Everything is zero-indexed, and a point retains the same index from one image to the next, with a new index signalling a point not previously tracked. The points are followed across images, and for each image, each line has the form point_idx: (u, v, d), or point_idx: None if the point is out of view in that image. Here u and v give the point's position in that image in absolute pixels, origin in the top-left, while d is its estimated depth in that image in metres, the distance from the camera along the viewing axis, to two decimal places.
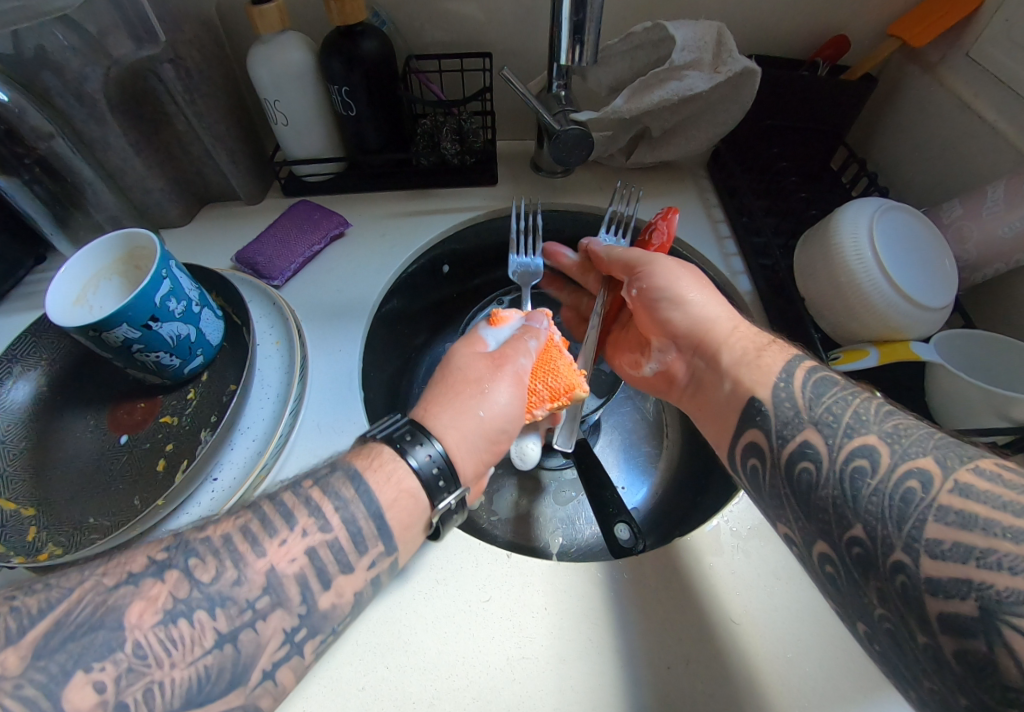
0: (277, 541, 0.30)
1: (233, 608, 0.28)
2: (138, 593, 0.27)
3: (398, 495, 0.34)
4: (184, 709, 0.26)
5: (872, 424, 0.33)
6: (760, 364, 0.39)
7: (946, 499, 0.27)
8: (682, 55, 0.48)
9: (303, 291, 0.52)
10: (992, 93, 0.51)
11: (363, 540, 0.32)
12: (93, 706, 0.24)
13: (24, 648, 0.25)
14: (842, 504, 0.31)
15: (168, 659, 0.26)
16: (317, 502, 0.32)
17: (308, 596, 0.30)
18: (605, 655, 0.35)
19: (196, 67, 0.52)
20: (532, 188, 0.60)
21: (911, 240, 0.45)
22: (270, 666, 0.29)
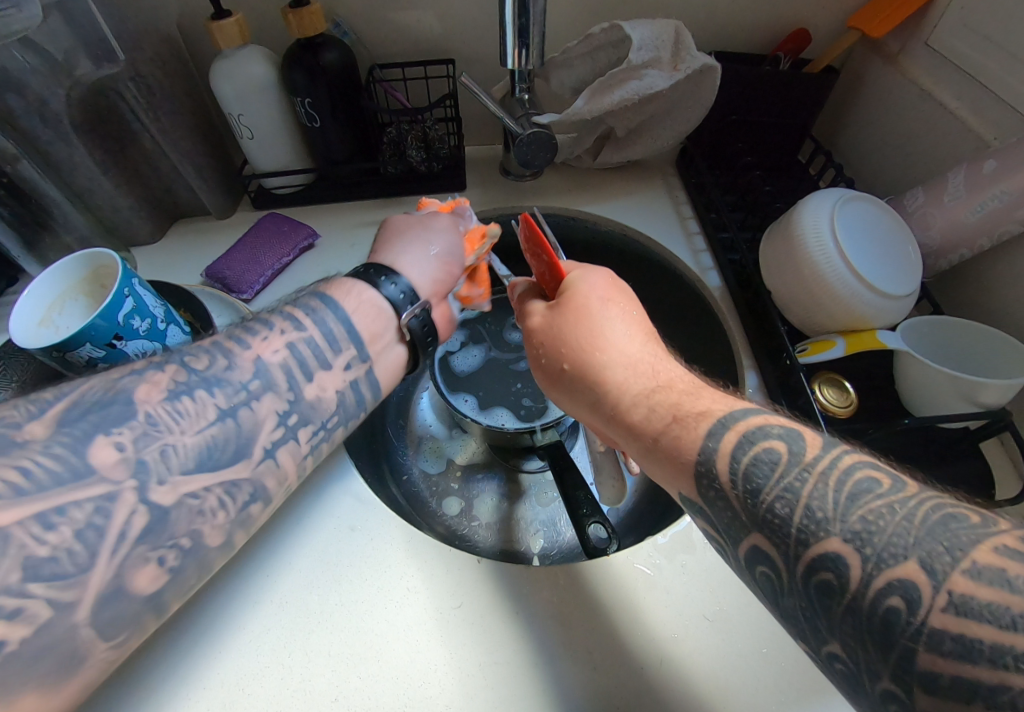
0: (259, 338, 0.33)
1: (230, 388, 0.30)
2: (140, 377, 0.28)
3: (362, 307, 0.37)
4: (199, 472, 0.28)
5: (832, 520, 0.22)
6: (668, 455, 0.30)
7: (937, 620, 0.19)
8: (639, 55, 0.48)
9: (274, 304, 0.52)
10: (952, 80, 0.51)
11: (336, 340, 0.35)
12: (117, 463, 0.25)
13: (49, 420, 0.25)
14: (813, 616, 0.23)
15: (178, 426, 0.28)
16: (290, 312, 0.35)
17: (295, 383, 0.33)
18: (579, 657, 0.35)
19: (159, 84, 0.52)
20: (501, 192, 0.60)
21: (874, 229, 0.45)
22: (269, 445, 0.31)
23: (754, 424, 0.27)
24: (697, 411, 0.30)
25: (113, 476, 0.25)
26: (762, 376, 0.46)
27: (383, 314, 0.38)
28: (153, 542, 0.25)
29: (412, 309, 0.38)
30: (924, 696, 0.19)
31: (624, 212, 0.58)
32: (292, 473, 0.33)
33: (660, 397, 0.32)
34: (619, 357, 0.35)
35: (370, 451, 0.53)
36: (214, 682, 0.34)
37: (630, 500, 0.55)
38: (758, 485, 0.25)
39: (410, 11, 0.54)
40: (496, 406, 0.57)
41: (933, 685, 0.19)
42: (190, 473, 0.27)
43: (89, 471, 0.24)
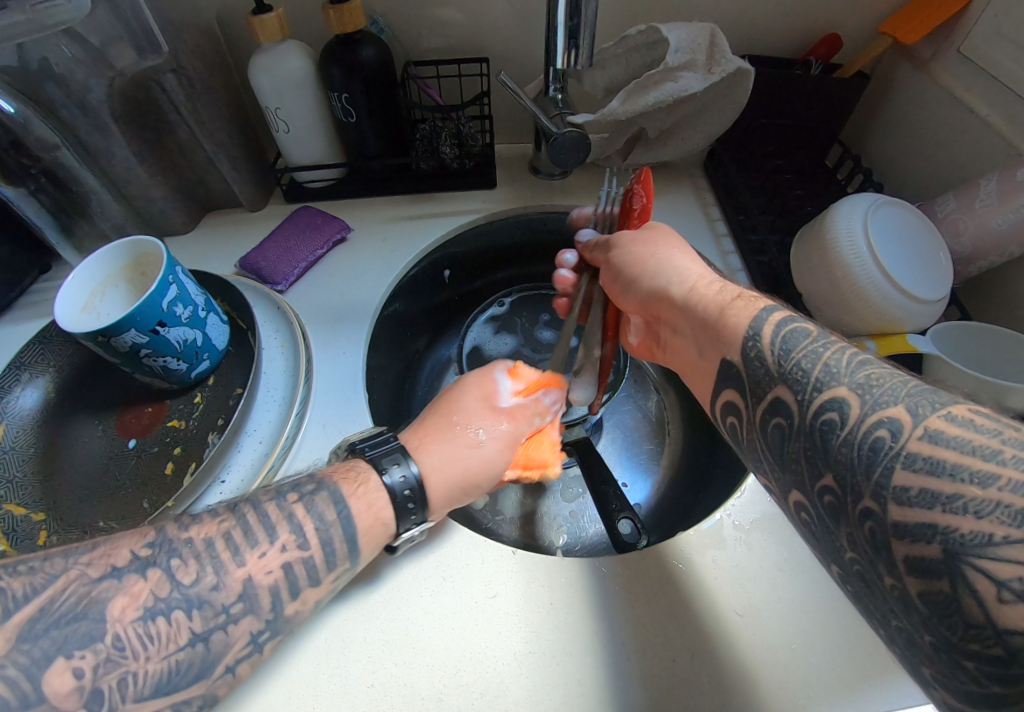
0: (257, 551, 0.30)
1: (209, 611, 0.28)
2: (120, 587, 0.27)
3: (369, 507, 0.34)
4: (154, 698, 0.26)
5: (843, 375, 0.29)
6: (725, 326, 0.36)
7: (913, 447, 0.25)
8: (676, 57, 0.49)
9: (307, 295, 0.53)
10: (984, 87, 0.52)
11: (335, 557, 0.32)
12: (71, 693, 0.24)
13: (9, 629, 0.25)
14: (814, 455, 0.28)
15: (144, 653, 0.26)
16: (293, 513, 0.32)
17: (278, 605, 0.30)
18: (610, 648, 0.36)
19: (198, 76, 0.53)
20: (530, 190, 0.61)
21: (906, 234, 0.46)
22: (233, 662, 0.29)
23: (786, 311, 0.35)
24: (751, 296, 0.38)
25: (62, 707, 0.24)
26: None
27: (386, 526, 0.34)
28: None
29: (410, 531, 0.36)
30: (895, 508, 0.24)
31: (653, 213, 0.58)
32: None
33: (720, 289, 0.40)
34: (686, 262, 0.43)
35: None
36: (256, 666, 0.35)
37: (653, 497, 0.56)
38: (790, 340, 0.32)
39: (447, 9, 0.54)
40: None
41: (904, 499, 0.24)
42: (146, 699, 0.26)
43: (38, 701, 0.24)
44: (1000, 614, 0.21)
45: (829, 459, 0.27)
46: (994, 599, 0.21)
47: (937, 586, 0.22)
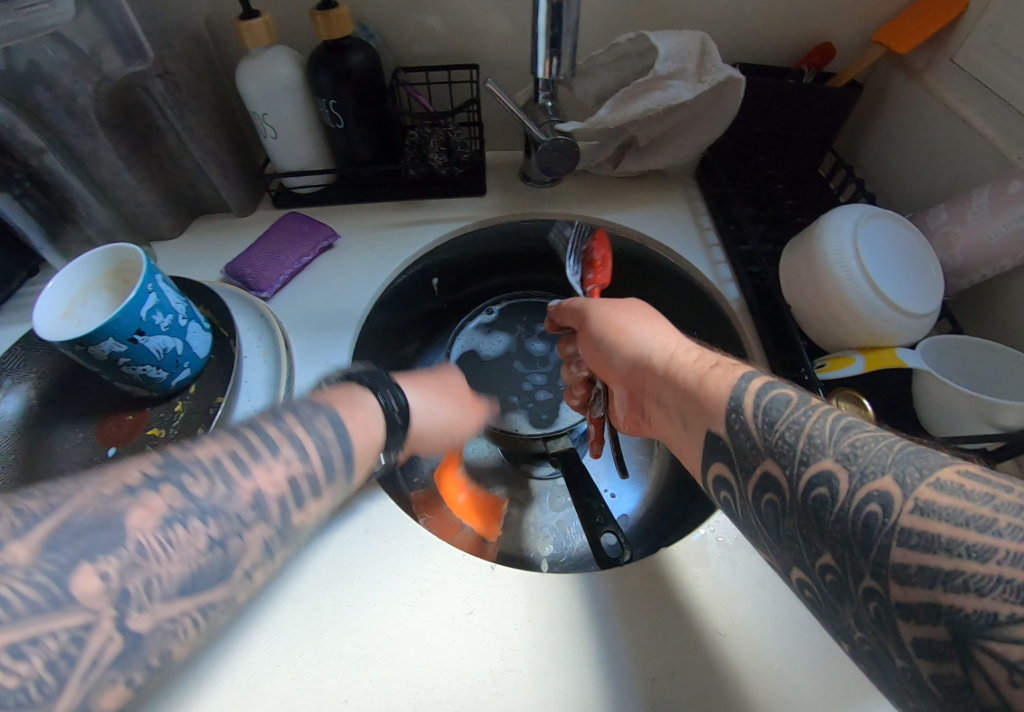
0: (264, 465, 0.29)
1: (227, 519, 0.27)
2: (135, 502, 0.24)
3: (361, 428, 0.35)
4: (181, 598, 0.25)
5: (828, 445, 0.27)
6: (706, 395, 0.34)
7: (907, 522, 0.22)
8: (666, 65, 0.48)
9: (293, 303, 0.52)
10: (978, 98, 0.51)
11: (336, 468, 0.33)
12: (100, 594, 0.22)
13: (32, 541, 0.21)
14: (809, 530, 0.26)
15: (166, 556, 0.24)
16: (290, 424, 0.32)
17: (289, 514, 0.30)
18: (590, 666, 0.36)
19: (184, 80, 0.52)
20: (520, 197, 0.61)
21: (897, 248, 0.45)
22: (251, 570, 0.28)
23: (766, 374, 0.34)
24: (730, 361, 0.37)
25: (95, 606, 0.22)
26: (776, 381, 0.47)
27: (375, 430, 0.37)
28: (125, 665, 0.23)
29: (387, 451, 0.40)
30: (896, 586, 0.22)
31: (644, 222, 0.58)
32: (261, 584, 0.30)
33: (702, 355, 0.39)
34: (668, 331, 0.43)
35: None
36: (229, 682, 0.34)
37: (641, 509, 0.55)
38: (759, 408, 0.31)
39: (437, 16, 0.54)
40: (509, 412, 0.59)
41: (904, 576, 0.21)
42: (176, 591, 0.25)
43: (69, 602, 0.21)
44: (1015, 702, 0.18)
45: (828, 532, 0.25)
46: (1006, 682, 0.18)
47: (949, 669, 0.20)
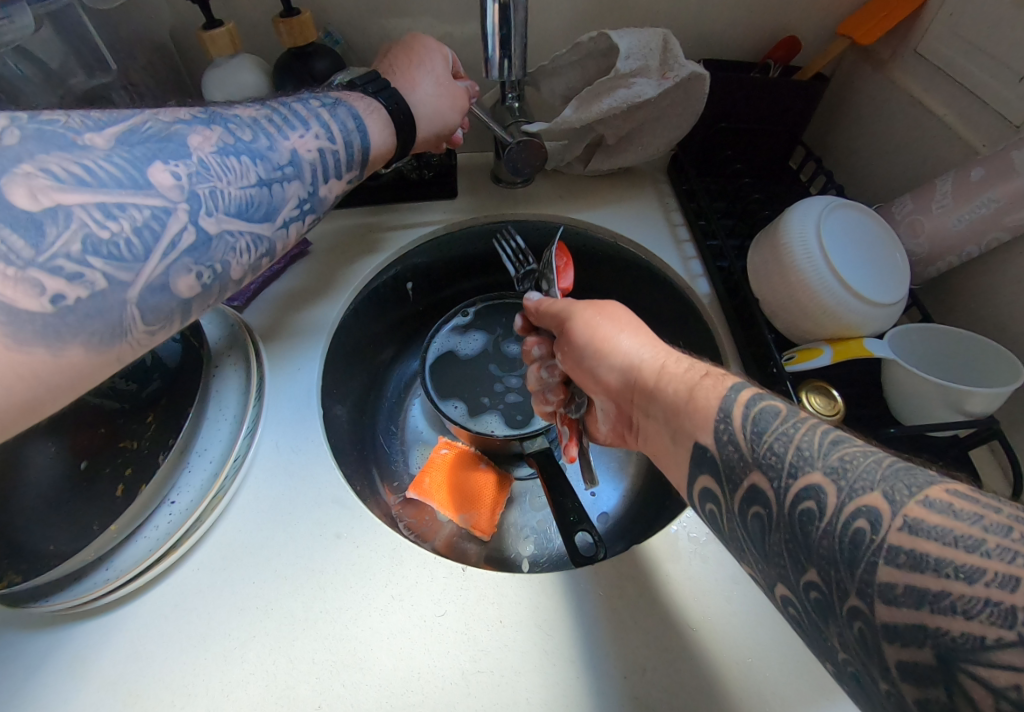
0: (296, 133, 0.40)
1: (269, 165, 0.38)
2: (193, 130, 0.35)
3: (375, 118, 0.45)
4: (237, 217, 0.36)
5: (816, 458, 0.26)
6: (695, 407, 0.33)
7: (895, 540, 0.21)
8: (627, 63, 0.48)
9: (264, 311, 0.52)
10: (940, 87, 0.51)
11: (354, 163, 0.44)
12: (173, 187, 0.32)
13: (108, 138, 0.31)
14: (795, 546, 0.25)
15: (226, 179, 0.35)
16: (315, 110, 0.42)
17: (315, 182, 0.41)
18: (562, 665, 0.36)
19: (149, 91, 0.53)
20: (492, 198, 0.61)
21: (861, 238, 0.45)
22: (288, 219, 0.40)
23: (754, 386, 0.33)
24: (720, 371, 0.35)
25: (170, 196, 0.32)
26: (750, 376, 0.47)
27: (385, 143, 0.46)
28: (195, 259, 0.34)
29: None
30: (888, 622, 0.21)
31: (615, 220, 0.58)
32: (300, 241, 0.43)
33: (689, 364, 0.37)
34: (653, 339, 0.41)
35: (357, 456, 0.54)
36: (199, 692, 0.34)
37: (620, 506, 0.56)
38: (752, 420, 0.29)
39: (402, 20, 0.54)
40: (486, 414, 0.60)
41: (890, 596, 0.21)
42: (231, 216, 0.35)
43: (149, 185, 0.31)
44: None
45: (815, 546, 0.24)
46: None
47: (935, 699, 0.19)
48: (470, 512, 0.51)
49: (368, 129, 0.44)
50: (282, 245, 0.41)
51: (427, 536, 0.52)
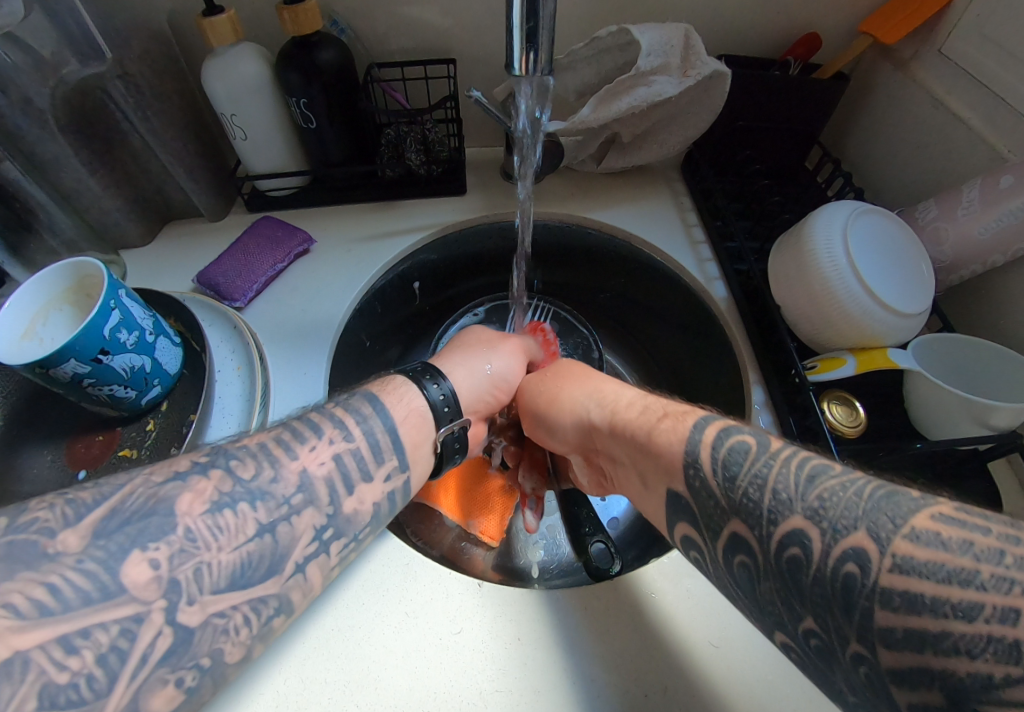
0: (306, 448, 0.31)
1: (273, 502, 0.28)
2: (185, 487, 0.27)
3: (411, 417, 0.38)
4: (230, 590, 0.26)
5: (794, 501, 0.26)
6: (660, 452, 0.33)
7: (886, 581, 0.21)
8: (648, 61, 0.47)
9: (267, 312, 0.50)
10: (966, 89, 0.50)
11: (381, 451, 0.34)
12: (150, 582, 0.23)
13: (84, 530, 0.23)
14: (787, 592, 0.25)
15: (216, 543, 0.26)
16: (341, 418, 0.34)
17: (336, 497, 0.31)
18: (581, 686, 0.35)
19: (148, 82, 0.49)
20: (502, 196, 0.59)
21: (886, 245, 0.44)
22: (301, 560, 0.29)
23: (721, 419, 0.33)
24: (678, 410, 0.37)
25: (145, 596, 0.23)
26: (770, 392, 0.46)
27: (425, 424, 0.39)
28: (174, 664, 0.23)
29: (451, 424, 0.41)
30: (885, 652, 0.21)
31: (629, 220, 0.57)
32: (320, 588, 0.31)
33: (651, 406, 0.39)
34: (615, 387, 0.44)
35: None
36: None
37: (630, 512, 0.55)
38: (713, 452, 0.30)
39: (413, 9, 0.52)
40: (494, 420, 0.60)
41: (891, 640, 0.21)
42: (221, 593, 0.25)
43: (120, 590, 0.22)
44: None
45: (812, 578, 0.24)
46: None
47: None
48: (477, 516, 0.50)
49: (400, 431, 0.36)
50: (305, 596, 0.29)
51: (433, 543, 0.50)
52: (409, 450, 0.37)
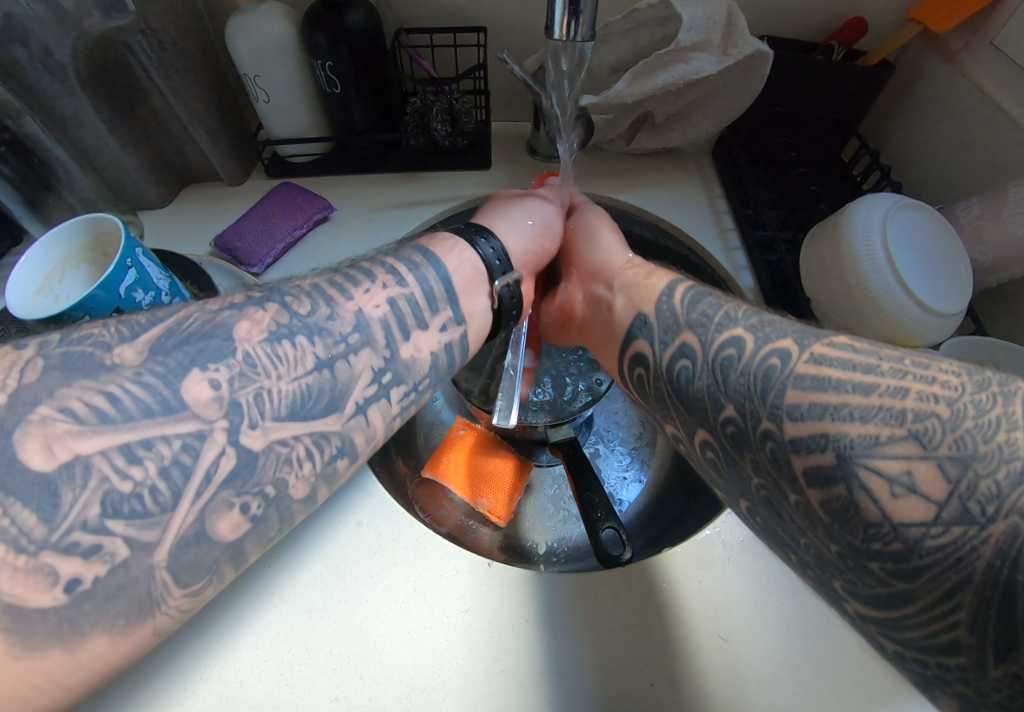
0: (362, 290, 0.31)
1: (330, 339, 0.28)
2: (242, 315, 0.27)
3: (463, 266, 0.37)
4: (291, 420, 0.25)
5: (738, 319, 0.31)
6: (647, 284, 0.40)
7: (802, 369, 0.26)
8: (689, 36, 0.45)
9: (284, 280, 0.50)
10: (1017, 83, 0.48)
11: (435, 299, 0.33)
12: (211, 401, 0.23)
13: (140, 346, 0.23)
14: (713, 390, 0.30)
15: (275, 371, 0.25)
16: (393, 266, 0.33)
17: (393, 340, 0.31)
18: (588, 669, 0.35)
19: (172, 39, 0.48)
20: (528, 174, 0.58)
21: (923, 241, 0.43)
22: (362, 400, 0.29)
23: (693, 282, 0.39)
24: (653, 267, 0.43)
25: (206, 413, 0.23)
26: None
27: (474, 264, 0.38)
28: (238, 487, 0.23)
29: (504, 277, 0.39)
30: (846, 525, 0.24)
31: (655, 202, 0.56)
32: (381, 434, 0.30)
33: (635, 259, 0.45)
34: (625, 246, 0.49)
35: None
36: (215, 673, 0.33)
37: (642, 499, 0.55)
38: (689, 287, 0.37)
39: None
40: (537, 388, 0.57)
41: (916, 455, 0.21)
42: (281, 421, 0.25)
43: (180, 406, 0.22)
44: None
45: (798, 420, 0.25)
46: None
47: None
48: (486, 496, 0.50)
49: (448, 267, 0.35)
50: (365, 444, 0.29)
51: (441, 520, 0.50)
52: (463, 304, 0.35)
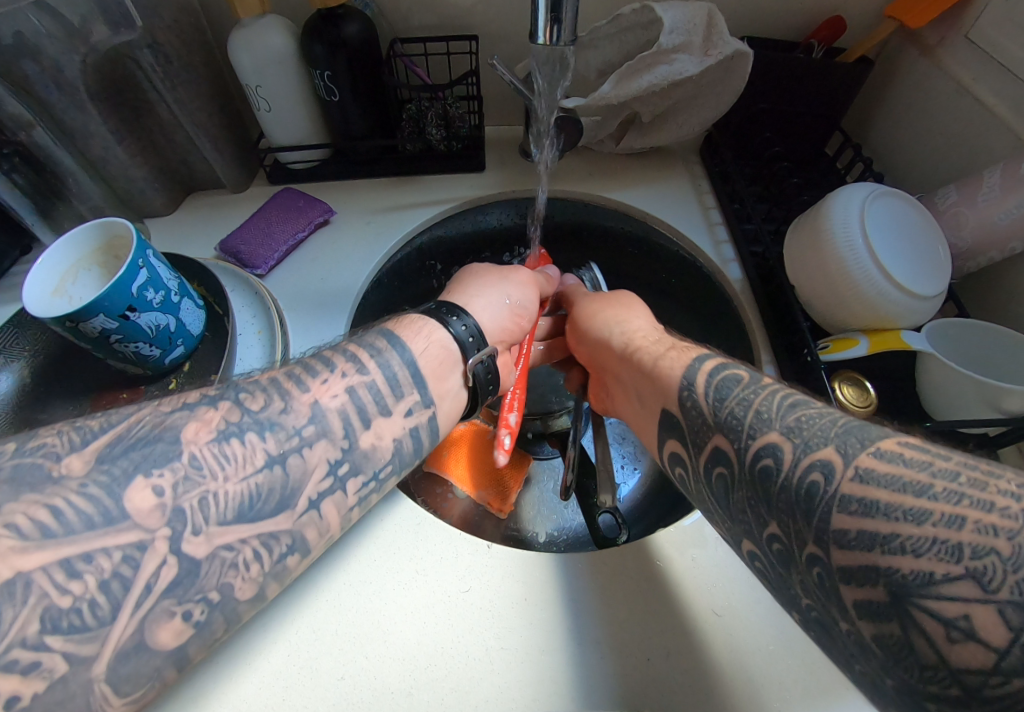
0: (320, 381, 0.33)
1: (283, 433, 0.30)
2: (192, 416, 0.29)
3: (432, 347, 0.39)
4: (238, 524, 0.27)
5: (773, 419, 0.30)
6: (661, 373, 0.39)
7: (846, 489, 0.24)
8: (670, 38, 0.47)
9: (287, 281, 0.52)
10: (992, 75, 0.50)
11: (399, 385, 0.36)
12: (153, 510, 0.25)
13: (87, 455, 0.25)
14: (756, 504, 0.29)
15: (222, 473, 0.27)
16: (355, 354, 0.35)
17: (351, 430, 0.32)
18: (586, 646, 0.36)
19: (176, 53, 0.50)
20: (521, 174, 0.60)
21: (904, 229, 0.44)
22: (316, 496, 0.30)
23: (718, 360, 0.38)
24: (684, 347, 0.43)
25: (148, 523, 0.24)
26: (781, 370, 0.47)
27: (441, 344, 0.40)
28: (180, 595, 0.25)
29: (478, 354, 0.41)
30: (837, 552, 0.24)
31: (645, 200, 0.57)
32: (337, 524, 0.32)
33: (655, 342, 0.44)
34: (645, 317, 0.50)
35: None
36: (224, 655, 0.34)
37: (639, 489, 0.56)
38: (716, 374, 0.36)
39: None
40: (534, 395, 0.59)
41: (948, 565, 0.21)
42: (227, 524, 0.27)
43: (122, 516, 0.24)
44: None
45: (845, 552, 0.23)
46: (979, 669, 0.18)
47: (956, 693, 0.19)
48: (488, 488, 0.52)
49: (411, 349, 0.37)
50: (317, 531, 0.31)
51: (444, 511, 0.52)
52: (432, 386, 0.38)
